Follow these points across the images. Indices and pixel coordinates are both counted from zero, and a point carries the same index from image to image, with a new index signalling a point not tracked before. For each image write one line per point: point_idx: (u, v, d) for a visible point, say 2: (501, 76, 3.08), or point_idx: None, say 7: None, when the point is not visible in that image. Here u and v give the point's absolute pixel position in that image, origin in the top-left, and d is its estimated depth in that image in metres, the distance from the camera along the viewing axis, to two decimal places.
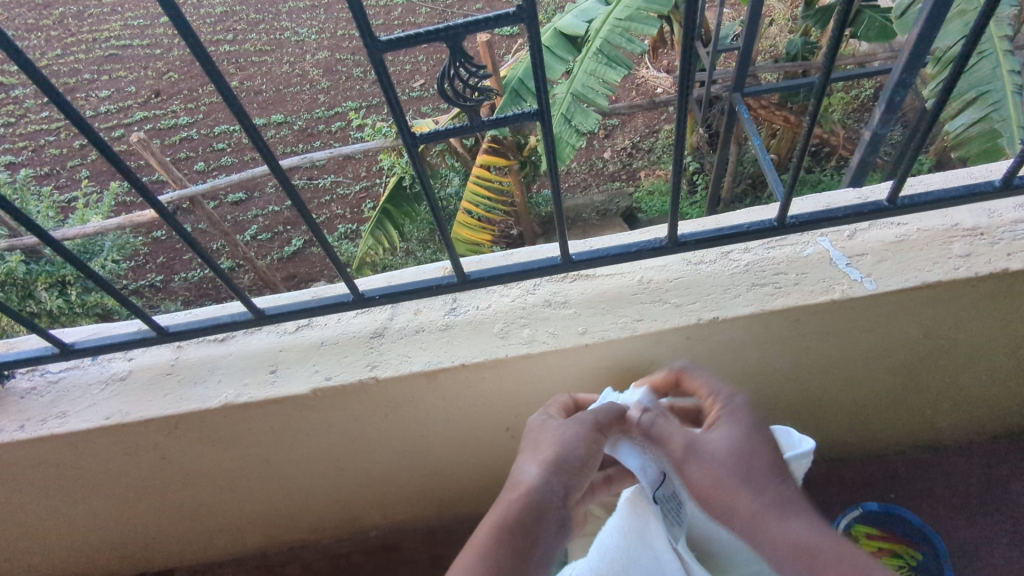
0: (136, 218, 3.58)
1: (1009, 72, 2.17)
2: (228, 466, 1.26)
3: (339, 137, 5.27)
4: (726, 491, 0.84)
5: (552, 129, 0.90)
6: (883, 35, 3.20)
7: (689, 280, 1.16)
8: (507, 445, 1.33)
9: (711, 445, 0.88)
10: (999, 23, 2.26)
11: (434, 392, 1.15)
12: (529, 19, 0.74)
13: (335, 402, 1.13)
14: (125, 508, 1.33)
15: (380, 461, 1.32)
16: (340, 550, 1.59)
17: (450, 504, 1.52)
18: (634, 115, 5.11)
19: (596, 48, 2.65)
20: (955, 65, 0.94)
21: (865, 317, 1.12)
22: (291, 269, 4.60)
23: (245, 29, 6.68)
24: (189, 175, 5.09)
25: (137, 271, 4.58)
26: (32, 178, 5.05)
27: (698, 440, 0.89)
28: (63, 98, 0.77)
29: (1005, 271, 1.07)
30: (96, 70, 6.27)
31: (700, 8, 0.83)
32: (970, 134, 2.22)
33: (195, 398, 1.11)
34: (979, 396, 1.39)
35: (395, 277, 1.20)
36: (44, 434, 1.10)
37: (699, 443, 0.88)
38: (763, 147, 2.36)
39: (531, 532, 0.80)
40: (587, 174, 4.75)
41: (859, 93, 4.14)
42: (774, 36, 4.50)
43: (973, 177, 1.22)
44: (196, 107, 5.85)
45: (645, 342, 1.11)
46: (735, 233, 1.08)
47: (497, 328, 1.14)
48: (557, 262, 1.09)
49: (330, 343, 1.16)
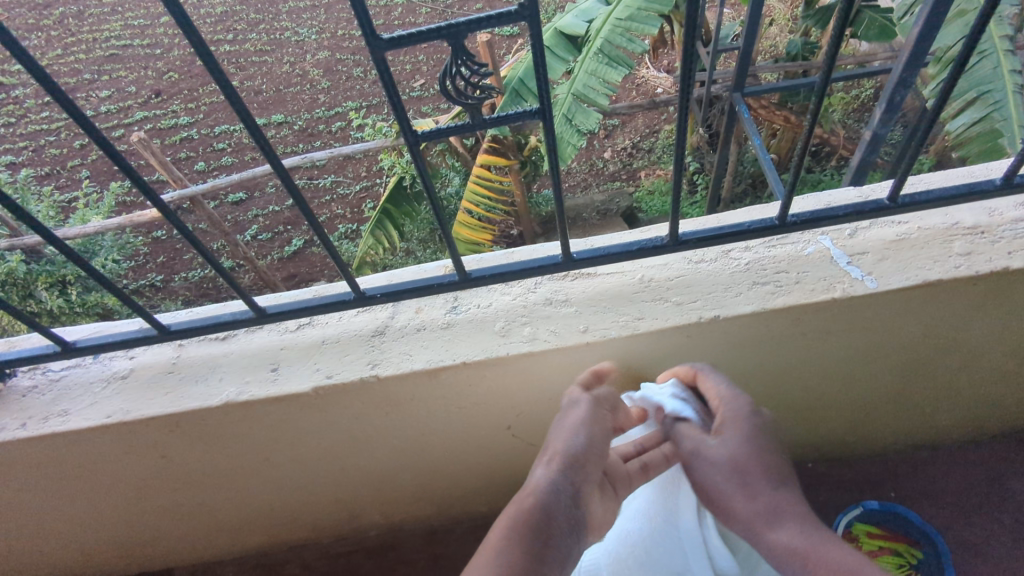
0: (136, 218, 3.58)
1: (1009, 71, 2.17)
2: (228, 464, 1.26)
3: (340, 137, 5.27)
4: (717, 493, 0.92)
5: (554, 127, 0.90)
6: (883, 34, 3.20)
7: (690, 278, 1.16)
8: (507, 444, 1.33)
9: (716, 454, 0.94)
10: (999, 23, 2.27)
11: (435, 390, 1.15)
12: (532, 17, 0.74)
13: (336, 401, 1.13)
14: (126, 507, 1.33)
15: (381, 459, 1.32)
16: (340, 549, 1.59)
17: (450, 503, 1.52)
18: (635, 115, 5.11)
19: (596, 48, 2.65)
20: (956, 63, 0.94)
21: (865, 315, 1.12)
22: (291, 269, 4.60)
23: (245, 29, 6.68)
24: (189, 175, 5.09)
25: (137, 271, 4.58)
26: (32, 178, 5.05)
27: (705, 448, 0.96)
28: (69, 98, 0.78)
29: (1005, 269, 1.07)
30: (97, 70, 6.27)
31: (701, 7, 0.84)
32: (971, 134, 2.22)
33: (197, 397, 1.11)
34: (981, 394, 1.39)
35: (396, 276, 1.20)
36: (45, 432, 1.10)
37: (706, 451, 0.95)
38: (763, 147, 2.36)
39: (543, 529, 0.80)
40: (587, 174, 4.75)
41: (860, 93, 4.14)
42: (774, 37, 4.51)
43: (974, 175, 1.22)
44: (196, 107, 5.85)
45: (646, 340, 1.11)
46: (736, 231, 1.08)
47: (499, 327, 1.14)
48: (559, 261, 1.10)
49: (332, 341, 1.16)
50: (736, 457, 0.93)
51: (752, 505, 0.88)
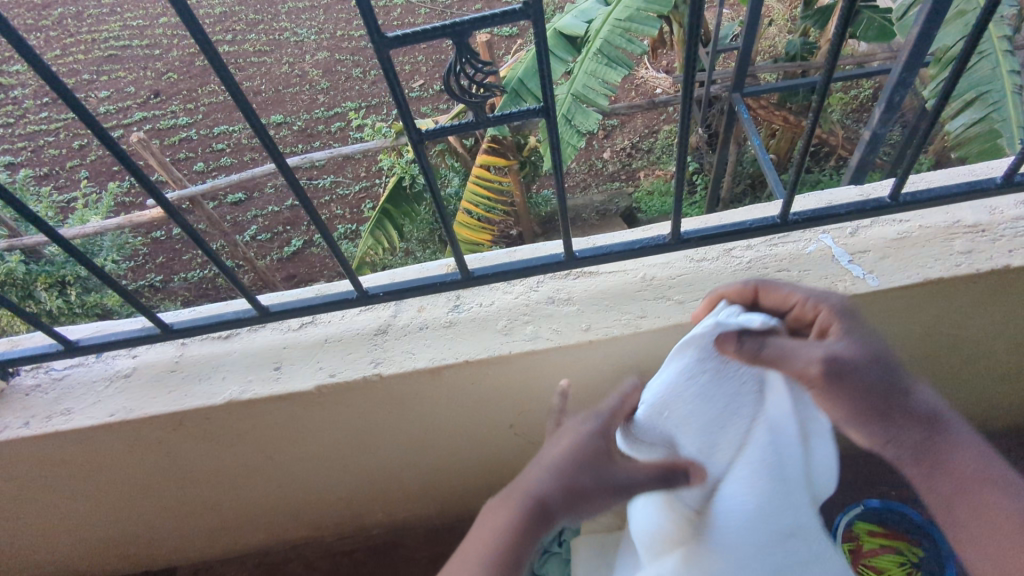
0: (136, 218, 3.58)
1: (1008, 71, 2.18)
2: (231, 463, 1.26)
3: (339, 138, 5.27)
4: (866, 395, 0.71)
5: (557, 124, 0.90)
6: (883, 35, 3.21)
7: (691, 276, 1.16)
8: (509, 442, 1.33)
9: (842, 352, 0.73)
10: (998, 23, 2.28)
11: (438, 388, 1.15)
12: (536, 15, 0.75)
13: (339, 399, 1.13)
14: (129, 506, 1.33)
15: (385, 458, 1.32)
16: (342, 548, 1.60)
17: (452, 502, 1.52)
18: (634, 115, 5.11)
19: (596, 48, 2.65)
20: (956, 62, 0.95)
21: (870, 312, 1.12)
22: (291, 269, 4.60)
23: (245, 29, 6.68)
24: (189, 175, 5.09)
25: (137, 271, 4.58)
26: (32, 178, 5.05)
27: (830, 351, 0.73)
28: (74, 97, 0.78)
29: (1007, 267, 1.08)
30: (96, 70, 6.27)
31: (703, 6, 0.84)
32: (970, 133, 2.22)
33: (200, 395, 1.12)
34: (984, 391, 1.39)
35: (398, 275, 1.20)
36: (48, 430, 1.10)
37: (834, 355, 0.72)
38: (762, 147, 2.36)
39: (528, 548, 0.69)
40: (586, 174, 4.76)
41: (859, 94, 4.15)
42: (773, 37, 4.51)
43: (974, 174, 1.22)
44: (196, 107, 5.85)
45: (649, 338, 1.12)
46: (738, 230, 1.08)
47: (501, 325, 1.14)
48: (561, 259, 1.10)
49: (335, 339, 1.17)
50: (868, 352, 0.74)
51: (911, 402, 0.72)
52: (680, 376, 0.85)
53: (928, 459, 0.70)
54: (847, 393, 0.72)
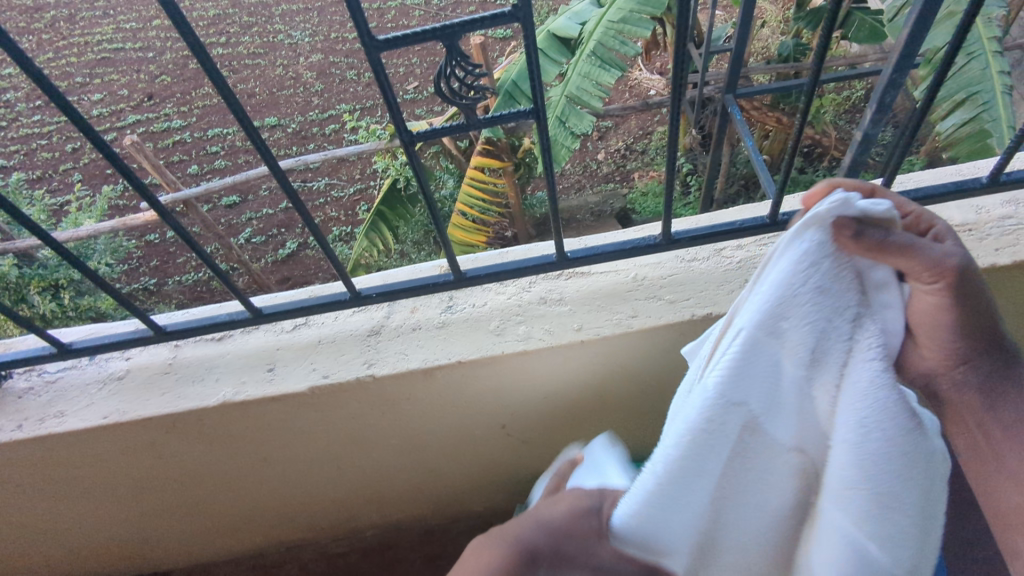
0: (130, 221, 3.57)
1: (998, 72, 2.20)
2: (225, 464, 1.26)
3: (334, 140, 5.27)
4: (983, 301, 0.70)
5: (548, 126, 0.90)
6: (874, 36, 3.23)
7: (682, 276, 1.17)
8: (502, 441, 1.34)
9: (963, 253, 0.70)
10: (987, 25, 2.31)
11: (431, 389, 1.15)
12: (525, 18, 0.75)
13: (332, 400, 1.14)
14: (123, 508, 1.33)
15: (379, 459, 1.32)
16: (337, 550, 1.60)
17: (447, 502, 1.53)
18: (628, 117, 5.13)
19: (590, 50, 2.67)
20: (942, 64, 0.96)
21: None
22: (285, 271, 4.60)
23: (238, 32, 6.68)
24: (183, 178, 5.08)
25: (131, 274, 4.56)
26: (24, 182, 5.03)
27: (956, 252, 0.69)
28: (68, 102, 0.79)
29: (994, 266, 1.09)
30: (89, 73, 6.25)
31: (693, 8, 0.85)
32: (961, 134, 2.23)
33: (194, 396, 1.12)
34: None
35: (391, 276, 1.20)
36: (42, 433, 1.11)
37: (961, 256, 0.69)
38: (755, 148, 2.37)
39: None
40: (581, 176, 4.77)
41: (851, 95, 4.17)
42: (766, 39, 4.54)
43: (961, 174, 1.24)
44: (189, 110, 5.83)
45: (640, 339, 1.12)
46: (728, 230, 1.09)
47: (494, 325, 1.15)
48: (553, 260, 1.11)
49: (327, 341, 1.17)
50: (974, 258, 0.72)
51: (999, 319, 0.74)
52: (794, 276, 0.71)
53: (998, 384, 0.74)
54: (965, 294, 0.69)
